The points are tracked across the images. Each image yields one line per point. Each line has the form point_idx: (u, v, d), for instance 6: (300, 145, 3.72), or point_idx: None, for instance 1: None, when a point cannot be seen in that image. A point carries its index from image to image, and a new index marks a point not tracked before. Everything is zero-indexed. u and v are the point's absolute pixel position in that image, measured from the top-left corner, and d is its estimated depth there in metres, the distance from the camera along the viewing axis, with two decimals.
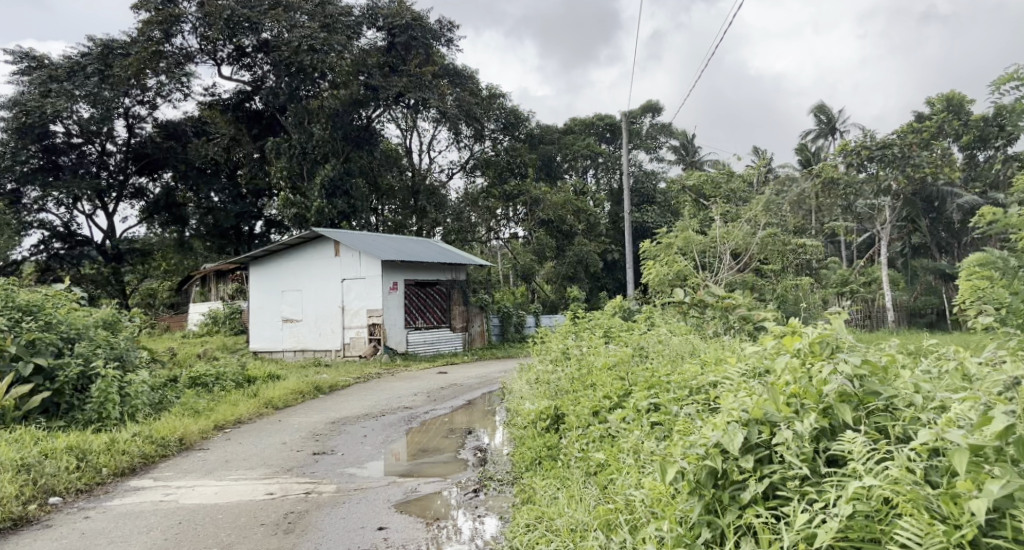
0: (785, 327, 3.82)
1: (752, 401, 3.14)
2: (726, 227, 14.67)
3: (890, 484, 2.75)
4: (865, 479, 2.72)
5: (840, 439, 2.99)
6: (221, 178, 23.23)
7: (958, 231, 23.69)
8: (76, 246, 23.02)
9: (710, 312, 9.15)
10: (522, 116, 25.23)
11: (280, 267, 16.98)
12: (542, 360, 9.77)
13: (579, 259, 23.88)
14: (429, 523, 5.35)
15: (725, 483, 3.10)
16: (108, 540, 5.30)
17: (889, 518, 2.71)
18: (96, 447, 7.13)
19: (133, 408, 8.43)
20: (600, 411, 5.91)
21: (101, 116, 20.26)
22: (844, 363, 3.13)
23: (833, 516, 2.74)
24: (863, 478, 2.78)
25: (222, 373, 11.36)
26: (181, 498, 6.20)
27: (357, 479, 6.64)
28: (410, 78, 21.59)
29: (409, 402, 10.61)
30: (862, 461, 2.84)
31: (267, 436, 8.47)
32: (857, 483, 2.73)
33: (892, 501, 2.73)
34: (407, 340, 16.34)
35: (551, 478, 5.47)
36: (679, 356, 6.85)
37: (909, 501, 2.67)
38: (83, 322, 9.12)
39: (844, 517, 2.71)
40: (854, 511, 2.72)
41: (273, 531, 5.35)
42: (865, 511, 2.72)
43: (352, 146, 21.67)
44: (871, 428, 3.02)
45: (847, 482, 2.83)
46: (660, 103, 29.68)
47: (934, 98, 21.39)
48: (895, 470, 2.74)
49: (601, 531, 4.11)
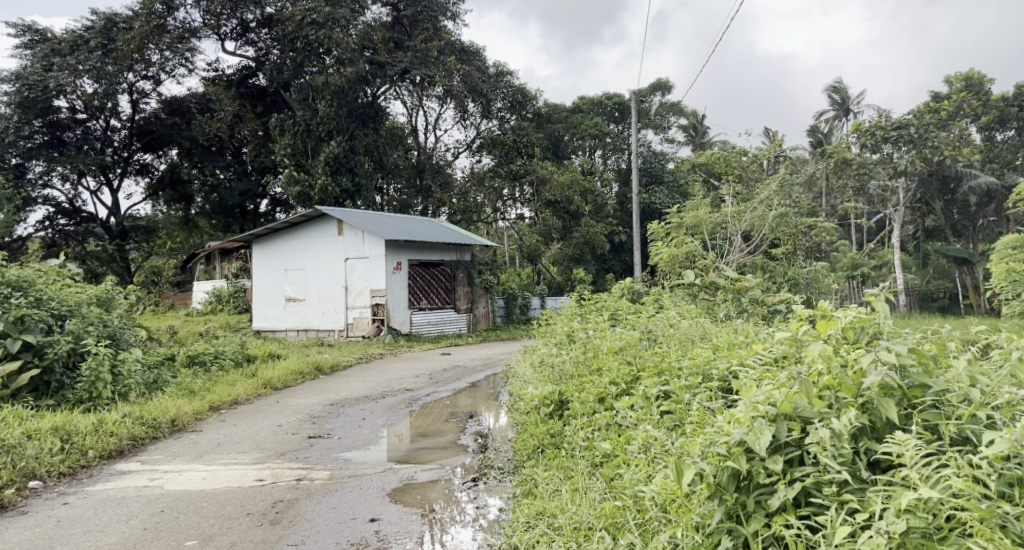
0: (815, 310, 3.47)
1: (781, 394, 2.78)
2: (738, 208, 14.38)
3: (952, 496, 2.41)
4: (924, 490, 2.36)
5: (886, 441, 2.63)
6: (227, 156, 22.91)
7: (974, 214, 23.07)
8: (82, 223, 22.82)
9: (721, 294, 8.76)
10: (529, 94, 24.65)
11: (283, 245, 16.64)
12: (547, 342, 9.43)
13: (586, 240, 23.19)
14: (424, 515, 5.02)
15: (749, 488, 2.76)
16: (85, 529, 5.00)
17: (951, 537, 2.34)
18: (83, 428, 6.82)
19: (124, 389, 8.12)
20: (606, 398, 5.59)
21: (105, 91, 19.79)
22: (888, 352, 2.77)
23: (882, 532, 2.39)
24: (919, 488, 2.42)
25: (221, 351, 11.05)
26: (166, 484, 5.89)
27: (352, 465, 6.33)
28: (415, 53, 21.09)
29: (410, 383, 10.32)
30: (913, 466, 2.49)
31: (264, 418, 8.17)
32: (912, 496, 2.37)
33: (958, 517, 2.38)
34: (411, 321, 16.01)
35: (555, 468, 5.14)
36: (689, 340, 6.52)
37: (981, 521, 2.32)
38: (75, 298, 8.77)
39: (897, 535, 2.35)
40: (910, 528, 2.37)
41: (259, 522, 5.04)
42: (921, 529, 2.36)
43: (358, 124, 21.28)
44: (922, 427, 2.67)
45: (898, 493, 2.48)
46: (670, 81, 29.06)
47: (953, 78, 20.84)
48: (960, 481, 2.38)
49: (607, 532, 3.79)
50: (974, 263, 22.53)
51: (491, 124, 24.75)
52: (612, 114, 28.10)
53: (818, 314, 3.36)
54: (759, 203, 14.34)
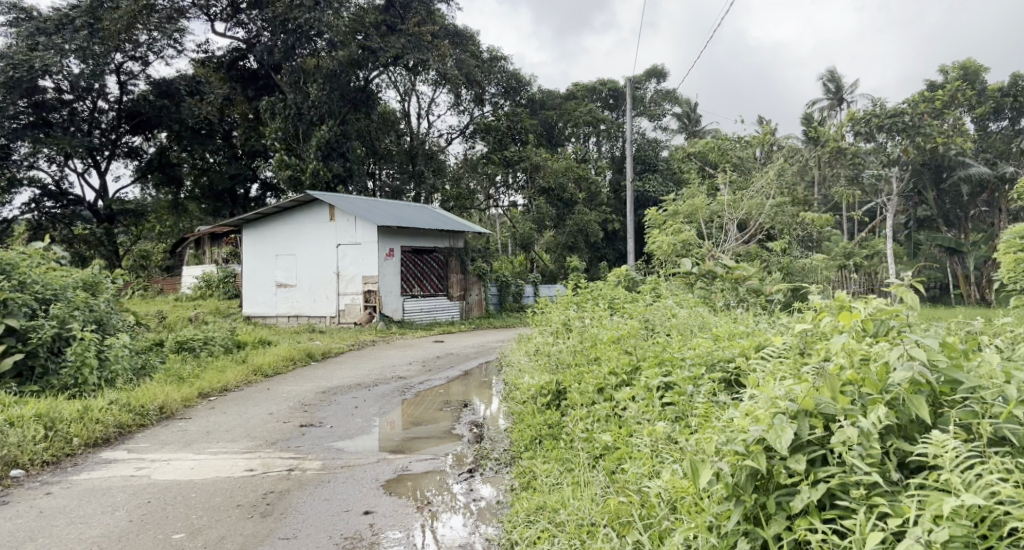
0: (834, 302, 3.33)
1: (802, 389, 2.65)
2: (735, 197, 14.21)
3: (995, 501, 2.27)
4: (968, 498, 2.22)
5: (921, 442, 2.49)
6: (217, 139, 22.52)
7: (966, 204, 23.03)
8: (69, 206, 22.25)
9: (718, 283, 8.65)
10: (523, 80, 24.79)
11: (274, 231, 16.39)
12: (543, 330, 9.29)
13: (580, 228, 22.99)
14: (420, 508, 4.86)
15: (768, 487, 2.62)
16: (67, 521, 4.83)
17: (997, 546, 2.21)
18: (67, 415, 6.63)
19: (112, 374, 7.92)
20: (606, 389, 5.44)
21: (91, 72, 19.21)
22: (918, 346, 2.65)
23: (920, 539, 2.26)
24: (960, 494, 2.28)
25: (210, 337, 10.83)
26: (153, 474, 5.72)
27: (345, 455, 6.17)
28: (408, 38, 20.60)
29: (403, 371, 10.17)
30: (953, 470, 2.36)
31: (253, 405, 8.00)
32: (955, 502, 2.23)
33: (1003, 525, 2.24)
34: (403, 308, 15.87)
35: (554, 460, 4.99)
36: (689, 329, 6.38)
37: None
38: (61, 282, 8.56)
39: (936, 544, 2.22)
40: (952, 538, 2.24)
41: (249, 514, 4.88)
42: (962, 538, 2.23)
43: (350, 108, 20.99)
44: (956, 426, 2.54)
45: (936, 499, 2.34)
46: (665, 69, 28.86)
47: (950, 67, 20.91)
48: (1007, 487, 2.25)
49: (611, 528, 3.68)
50: (966, 254, 22.53)
51: (484, 110, 24.47)
52: (607, 101, 27.90)
53: (837, 305, 3.24)
54: (756, 191, 14.22)
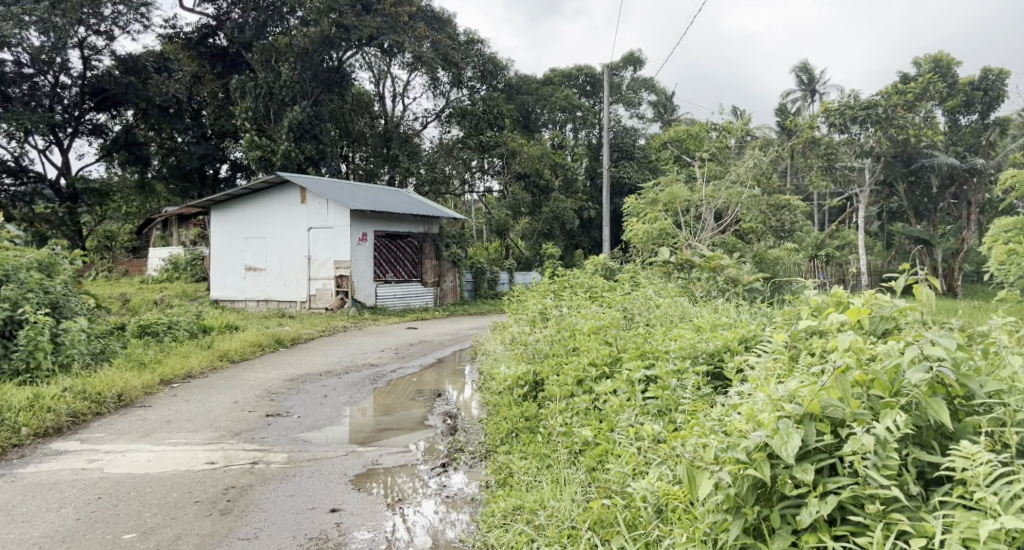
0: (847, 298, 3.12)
1: (808, 393, 2.46)
2: (712, 186, 13.99)
3: None
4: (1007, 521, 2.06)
5: (946, 454, 2.33)
6: (185, 118, 21.71)
7: (937, 196, 23.12)
8: (29, 183, 21.48)
9: (696, 272, 8.49)
10: (501, 63, 24.04)
11: (243, 212, 15.90)
12: (519, 318, 9.05)
13: (556, 216, 22.42)
14: (390, 505, 4.59)
15: (772, 498, 2.45)
16: (9, 519, 4.49)
17: None
18: (16, 403, 6.24)
19: (67, 360, 7.53)
20: (585, 381, 5.18)
21: (53, 45, 18.27)
22: (936, 345, 2.50)
23: None
24: (996, 515, 2.12)
25: (175, 321, 10.41)
26: (106, 466, 5.40)
27: (313, 447, 5.87)
28: (385, 18, 19.96)
29: (375, 358, 9.87)
30: (985, 486, 2.21)
31: (217, 393, 7.66)
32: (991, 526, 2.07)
33: None
34: (376, 294, 15.56)
35: (532, 456, 4.74)
36: (673, 320, 6.15)
37: None
38: (13, 262, 8.10)
39: None
40: None
41: (207, 511, 4.59)
42: None
43: (323, 89, 20.39)
44: (984, 437, 2.38)
45: (970, 519, 2.17)
46: (641, 55, 28.63)
47: (922, 59, 21.03)
48: None
49: (594, 532, 3.48)
50: (936, 246, 22.52)
51: (461, 94, 24.09)
52: (583, 88, 27.59)
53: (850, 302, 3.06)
54: (733, 180, 14.01)
